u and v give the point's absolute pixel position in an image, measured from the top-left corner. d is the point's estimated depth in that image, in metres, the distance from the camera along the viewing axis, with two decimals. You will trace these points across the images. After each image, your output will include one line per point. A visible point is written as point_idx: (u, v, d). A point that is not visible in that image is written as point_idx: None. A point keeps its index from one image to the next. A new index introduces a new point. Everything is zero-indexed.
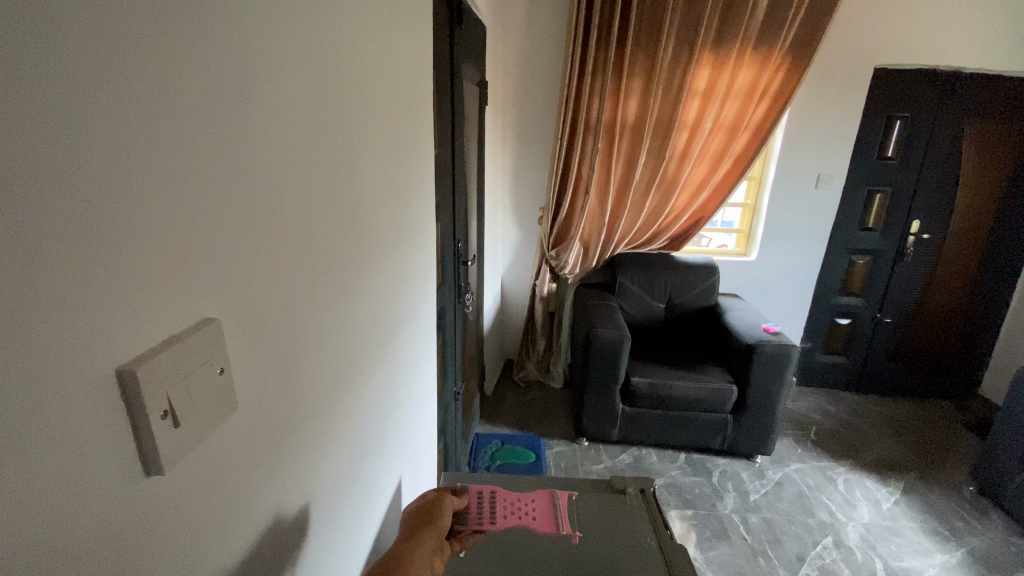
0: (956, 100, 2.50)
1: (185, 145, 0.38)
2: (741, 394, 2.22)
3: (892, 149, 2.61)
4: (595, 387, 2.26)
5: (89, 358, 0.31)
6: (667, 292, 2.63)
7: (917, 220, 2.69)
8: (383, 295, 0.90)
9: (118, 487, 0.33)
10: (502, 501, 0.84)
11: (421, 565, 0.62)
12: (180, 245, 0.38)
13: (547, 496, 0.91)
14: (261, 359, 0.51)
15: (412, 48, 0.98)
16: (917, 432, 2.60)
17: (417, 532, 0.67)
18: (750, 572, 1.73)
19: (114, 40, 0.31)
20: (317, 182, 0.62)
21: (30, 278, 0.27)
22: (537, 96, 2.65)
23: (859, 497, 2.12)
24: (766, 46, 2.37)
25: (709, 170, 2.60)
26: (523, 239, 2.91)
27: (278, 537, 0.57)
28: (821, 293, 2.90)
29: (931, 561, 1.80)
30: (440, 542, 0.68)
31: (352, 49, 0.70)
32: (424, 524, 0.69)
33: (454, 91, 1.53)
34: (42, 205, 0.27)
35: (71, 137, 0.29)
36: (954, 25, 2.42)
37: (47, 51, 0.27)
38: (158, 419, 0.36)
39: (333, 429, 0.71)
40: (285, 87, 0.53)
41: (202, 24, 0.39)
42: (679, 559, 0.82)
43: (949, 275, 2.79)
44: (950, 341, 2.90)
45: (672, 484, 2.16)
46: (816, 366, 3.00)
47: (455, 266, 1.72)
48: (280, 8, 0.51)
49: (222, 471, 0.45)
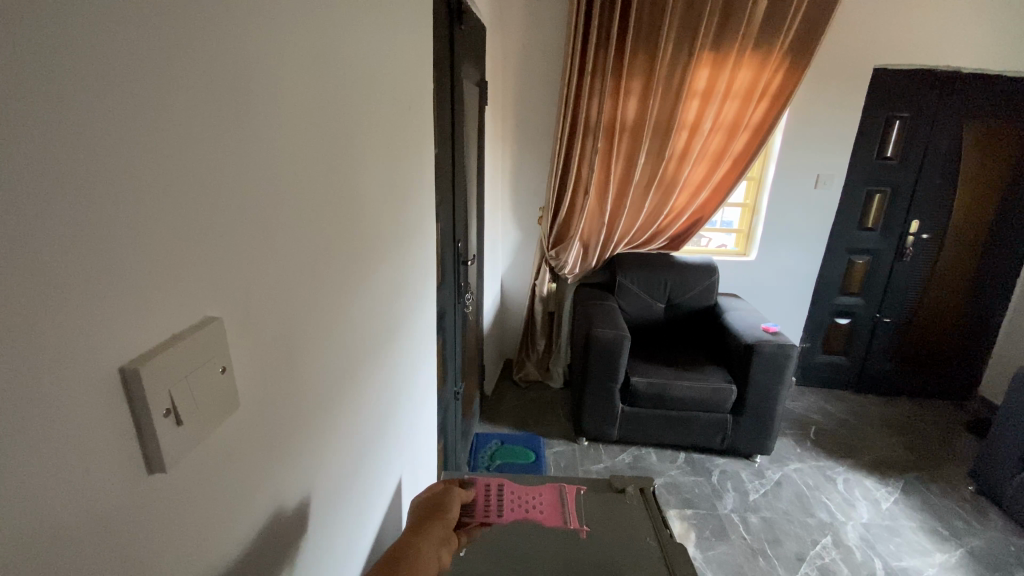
0: (955, 100, 2.50)
1: (187, 143, 0.38)
2: (740, 394, 2.23)
3: (891, 150, 2.61)
4: (595, 386, 2.26)
5: (89, 356, 0.31)
6: (667, 292, 2.63)
7: (916, 220, 2.69)
8: (383, 295, 0.90)
9: (119, 485, 0.33)
10: (509, 494, 0.90)
11: (427, 556, 0.63)
12: (181, 243, 0.38)
13: (555, 490, 0.97)
14: (261, 358, 0.51)
15: (412, 47, 0.98)
16: (917, 432, 2.60)
17: (425, 525, 0.69)
18: (750, 572, 1.73)
19: (115, 37, 0.31)
20: (317, 181, 0.62)
21: (30, 275, 0.27)
22: (537, 96, 2.65)
23: (858, 497, 2.12)
24: (765, 46, 2.37)
25: (709, 170, 2.60)
26: (523, 238, 2.91)
27: (277, 537, 0.56)
28: (820, 293, 2.91)
29: (930, 560, 1.81)
30: (448, 533, 0.70)
31: (352, 47, 0.70)
32: (434, 516, 0.71)
33: (454, 91, 1.53)
34: (39, 205, 0.27)
35: (71, 136, 0.29)
36: (953, 25, 2.43)
37: (42, 49, 0.27)
38: (160, 417, 0.36)
39: (334, 429, 0.72)
40: (285, 87, 0.53)
41: (203, 24, 0.39)
42: (678, 559, 0.82)
43: (948, 275, 2.80)
44: (950, 341, 2.90)
45: (671, 484, 2.16)
46: (815, 366, 3.00)
47: (455, 266, 1.72)
48: (279, 8, 0.51)
49: (222, 469, 0.45)
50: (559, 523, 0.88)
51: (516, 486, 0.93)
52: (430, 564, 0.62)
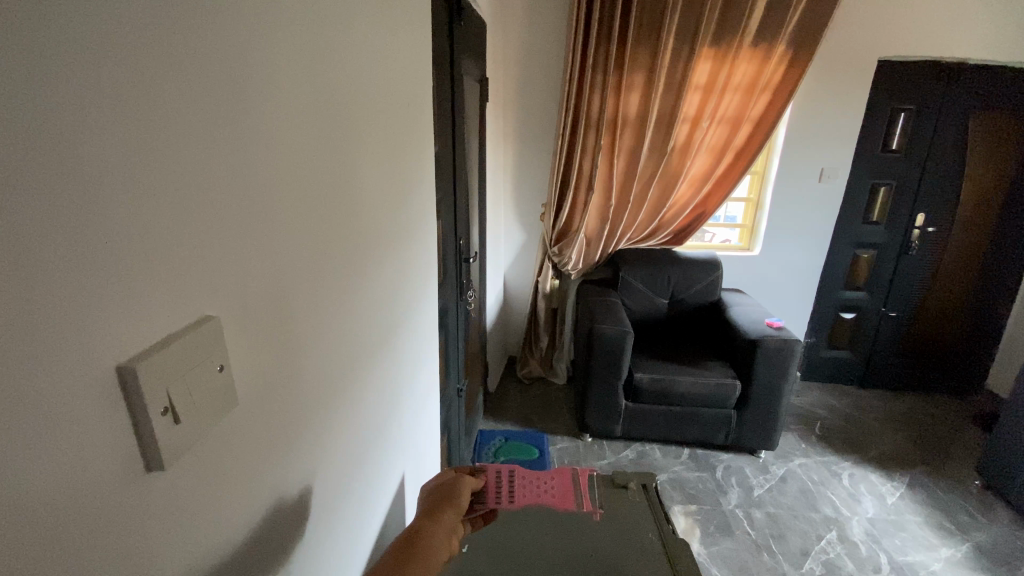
0: (960, 91, 2.48)
1: (178, 143, 0.38)
2: (745, 389, 2.21)
3: (896, 142, 2.59)
4: (598, 381, 2.26)
5: (91, 354, 0.31)
6: (670, 287, 2.61)
7: (922, 213, 2.67)
8: (382, 293, 0.90)
9: (119, 480, 0.34)
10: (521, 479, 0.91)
11: (439, 540, 0.64)
12: (178, 245, 0.38)
13: (567, 477, 0.98)
14: (260, 356, 0.52)
15: (412, 44, 0.98)
16: (925, 429, 2.58)
17: (437, 511, 0.69)
18: (754, 568, 1.73)
19: (116, 44, 0.32)
20: (317, 184, 0.63)
21: (24, 274, 0.27)
22: (538, 91, 2.63)
23: (864, 492, 2.11)
24: (767, 39, 2.35)
25: (710, 164, 2.59)
26: (525, 235, 2.90)
27: (278, 535, 0.57)
28: (825, 288, 2.89)
29: (936, 555, 1.80)
30: (458, 519, 0.71)
31: (351, 49, 0.71)
32: (444, 503, 0.72)
33: (454, 86, 1.52)
34: (47, 202, 0.28)
35: (79, 149, 0.30)
36: (959, 17, 2.40)
37: (57, 64, 0.28)
38: (159, 415, 0.37)
39: (336, 429, 0.72)
40: (285, 93, 0.54)
41: (202, 34, 0.40)
42: (681, 556, 0.82)
43: (954, 269, 2.77)
44: (957, 334, 2.88)
45: (675, 480, 2.15)
46: (820, 361, 3.00)
47: (455, 262, 1.71)
48: (280, 20, 0.52)
49: (215, 468, 0.45)
50: (574, 508, 0.90)
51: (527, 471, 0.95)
52: (440, 545, 0.63)
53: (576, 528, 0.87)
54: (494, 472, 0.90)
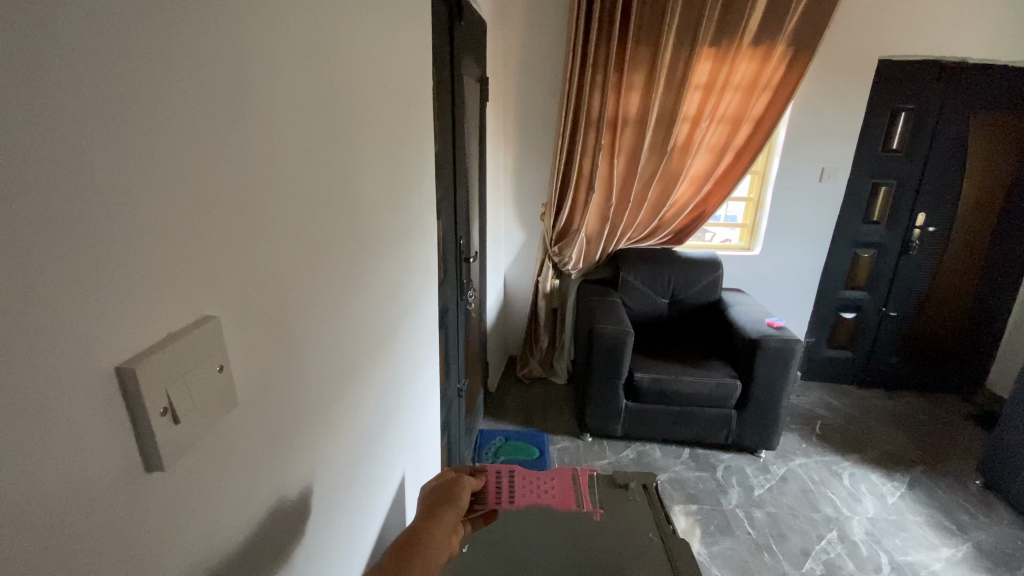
0: (961, 91, 2.48)
1: (178, 143, 0.38)
2: (745, 388, 2.21)
3: (896, 142, 2.58)
4: (598, 381, 2.26)
5: (90, 354, 0.31)
6: (670, 287, 2.61)
7: (922, 213, 2.67)
8: (382, 293, 0.90)
9: (119, 481, 0.34)
10: (520, 479, 0.96)
11: (438, 543, 0.64)
12: (178, 245, 0.39)
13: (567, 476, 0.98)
14: (260, 355, 0.52)
15: (412, 43, 0.98)
16: (925, 428, 2.57)
17: (437, 511, 0.69)
18: (754, 567, 1.73)
19: (116, 45, 0.32)
20: (318, 184, 0.63)
21: (24, 275, 0.27)
22: (538, 91, 2.63)
23: (864, 491, 2.11)
24: (767, 39, 2.35)
25: (710, 164, 2.58)
26: (525, 235, 2.89)
27: (278, 536, 0.57)
28: (825, 287, 2.89)
29: (937, 555, 1.80)
30: (458, 519, 0.71)
31: (352, 49, 0.71)
32: (444, 502, 0.72)
33: (454, 86, 1.52)
34: (47, 204, 0.28)
35: (79, 150, 0.30)
36: (959, 17, 2.40)
37: (56, 65, 0.28)
38: (158, 416, 0.37)
39: (336, 429, 0.72)
40: (286, 93, 0.54)
41: (202, 34, 0.40)
42: (682, 556, 0.81)
43: (955, 269, 2.76)
44: (958, 334, 2.87)
45: (675, 480, 2.15)
46: (820, 360, 2.99)
47: (455, 262, 1.71)
48: (281, 21, 0.52)
49: (215, 468, 0.45)
50: (575, 507, 0.91)
51: (527, 472, 0.99)
52: (440, 546, 0.64)
53: (577, 527, 0.87)
54: (494, 472, 0.95)
